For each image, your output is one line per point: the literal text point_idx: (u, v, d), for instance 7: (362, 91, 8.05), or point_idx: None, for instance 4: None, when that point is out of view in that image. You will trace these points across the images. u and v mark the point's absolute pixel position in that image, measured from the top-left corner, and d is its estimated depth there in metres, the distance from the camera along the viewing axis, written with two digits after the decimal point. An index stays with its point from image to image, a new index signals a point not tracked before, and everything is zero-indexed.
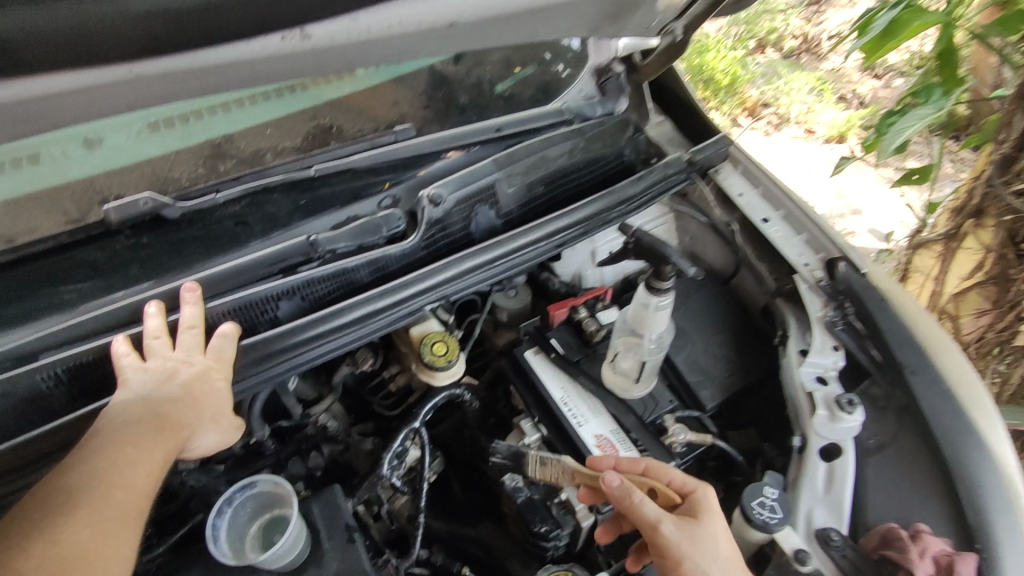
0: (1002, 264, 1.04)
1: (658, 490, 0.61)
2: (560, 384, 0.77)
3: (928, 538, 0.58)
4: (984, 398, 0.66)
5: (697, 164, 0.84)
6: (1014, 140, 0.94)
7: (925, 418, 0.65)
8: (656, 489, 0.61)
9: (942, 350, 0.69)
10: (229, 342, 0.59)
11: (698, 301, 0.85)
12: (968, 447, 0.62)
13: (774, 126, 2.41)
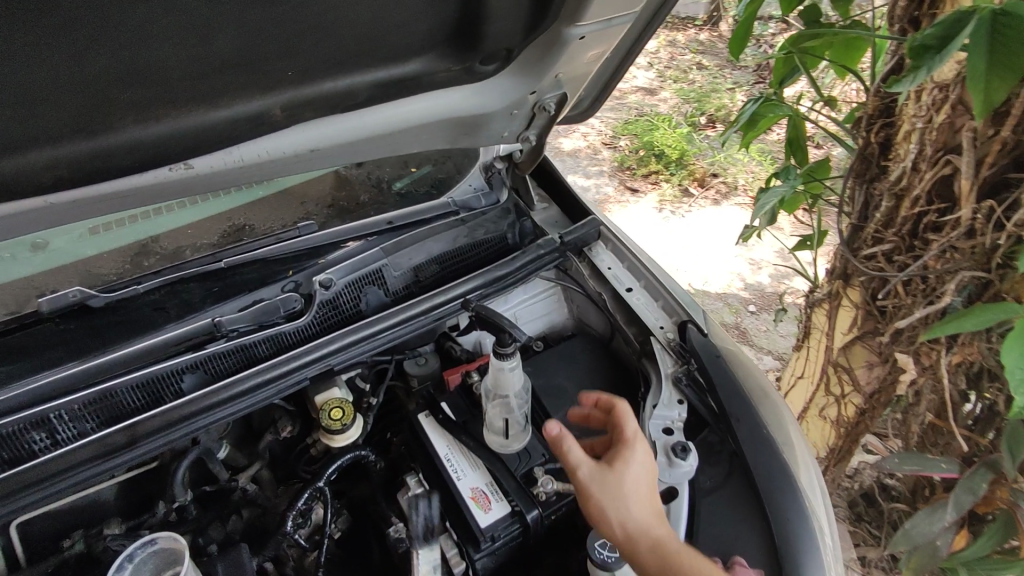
0: (872, 320, 1.16)
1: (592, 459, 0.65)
2: (446, 442, 0.86)
3: (739, 569, 0.66)
4: (796, 442, 0.78)
5: (568, 244, 0.99)
6: (858, 213, 1.11)
7: (745, 460, 0.76)
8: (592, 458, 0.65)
9: (763, 399, 0.81)
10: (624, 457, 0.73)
11: (579, 363, 0.96)
12: (781, 484, 0.73)
13: (720, 196, 2.70)
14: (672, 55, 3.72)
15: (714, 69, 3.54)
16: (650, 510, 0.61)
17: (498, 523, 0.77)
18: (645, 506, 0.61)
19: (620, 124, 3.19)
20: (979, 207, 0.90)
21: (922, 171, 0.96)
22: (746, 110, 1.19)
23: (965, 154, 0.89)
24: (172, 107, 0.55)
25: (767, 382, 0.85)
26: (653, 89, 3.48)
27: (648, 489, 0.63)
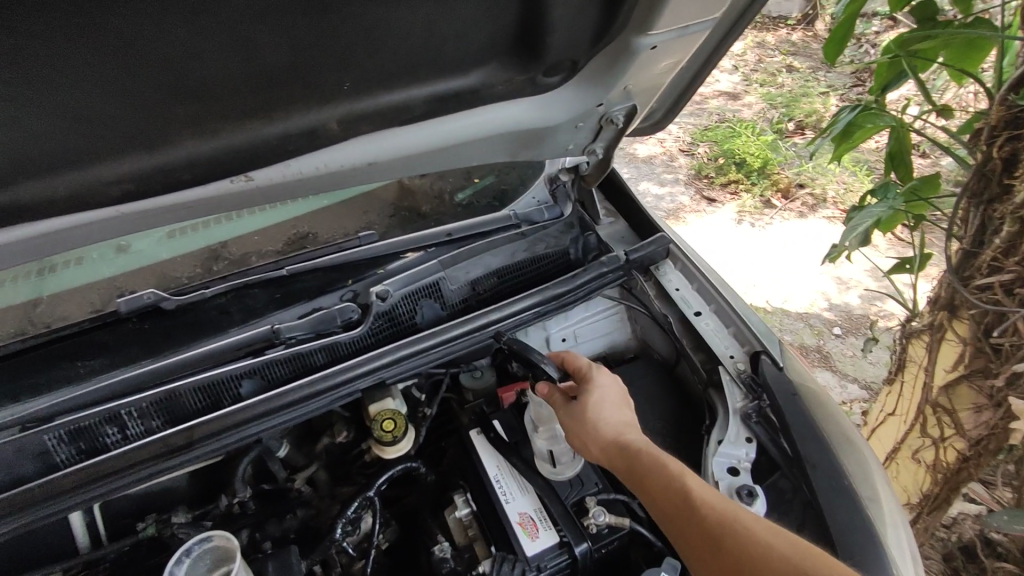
0: (982, 358, 1.03)
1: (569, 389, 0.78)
2: (496, 462, 0.83)
3: None
4: (881, 499, 0.70)
5: (633, 262, 0.93)
6: (971, 237, 0.98)
7: (821, 513, 0.68)
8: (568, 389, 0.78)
9: (843, 446, 0.73)
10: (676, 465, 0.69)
11: (640, 388, 0.90)
12: (862, 545, 0.65)
13: (807, 209, 2.53)
14: (760, 57, 3.54)
15: (806, 72, 3.33)
16: (615, 415, 0.74)
17: (545, 555, 0.73)
18: (612, 418, 0.73)
19: (700, 130, 3.06)
20: None
21: None
22: (842, 119, 1.09)
23: None
24: (227, 123, 0.55)
25: (848, 424, 0.78)
26: (737, 94, 3.32)
27: (612, 399, 0.76)
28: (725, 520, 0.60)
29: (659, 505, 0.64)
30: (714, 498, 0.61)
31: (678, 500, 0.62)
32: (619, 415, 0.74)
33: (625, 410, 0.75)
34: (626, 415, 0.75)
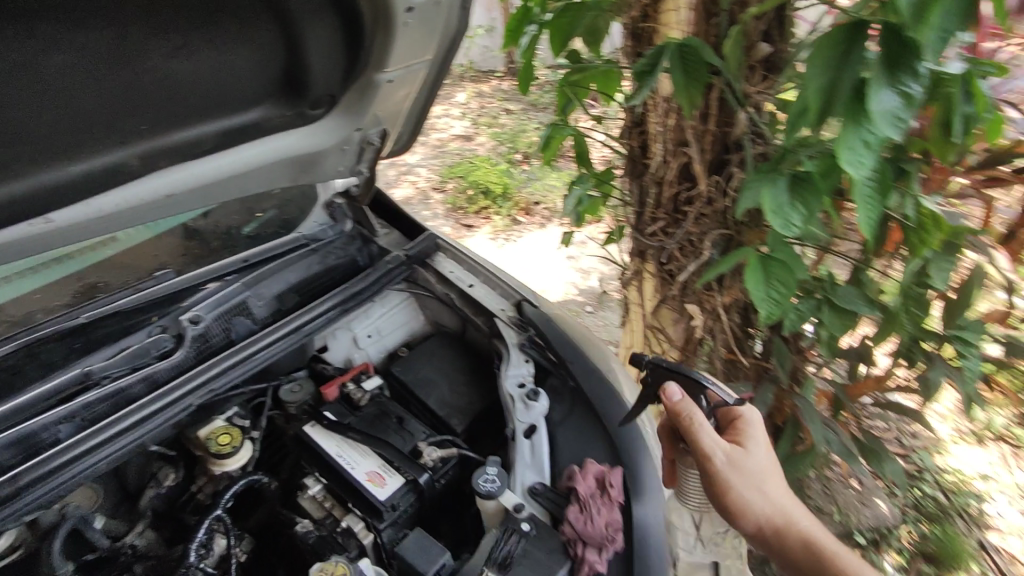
0: (664, 285, 1.46)
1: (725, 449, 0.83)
2: (334, 441, 0.95)
3: (590, 466, 0.85)
4: (615, 371, 1.02)
5: (412, 257, 1.15)
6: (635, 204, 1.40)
7: (583, 391, 0.97)
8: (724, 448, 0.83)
9: (586, 346, 1.04)
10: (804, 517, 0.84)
11: (439, 355, 1.11)
12: (610, 402, 0.95)
13: (545, 219, 3.06)
14: (481, 104, 4.13)
15: (521, 112, 3.99)
16: (776, 487, 0.83)
17: (395, 494, 0.88)
18: (772, 483, 0.83)
19: (447, 169, 3.46)
20: (711, 180, 1.24)
21: (669, 162, 1.28)
22: (542, 135, 1.46)
23: (693, 146, 1.22)
24: (32, 165, 0.63)
25: (589, 336, 1.09)
26: (470, 136, 3.84)
27: (767, 470, 0.83)
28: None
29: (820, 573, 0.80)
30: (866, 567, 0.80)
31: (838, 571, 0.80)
32: (773, 475, 0.84)
33: (777, 466, 0.85)
34: (776, 481, 0.84)
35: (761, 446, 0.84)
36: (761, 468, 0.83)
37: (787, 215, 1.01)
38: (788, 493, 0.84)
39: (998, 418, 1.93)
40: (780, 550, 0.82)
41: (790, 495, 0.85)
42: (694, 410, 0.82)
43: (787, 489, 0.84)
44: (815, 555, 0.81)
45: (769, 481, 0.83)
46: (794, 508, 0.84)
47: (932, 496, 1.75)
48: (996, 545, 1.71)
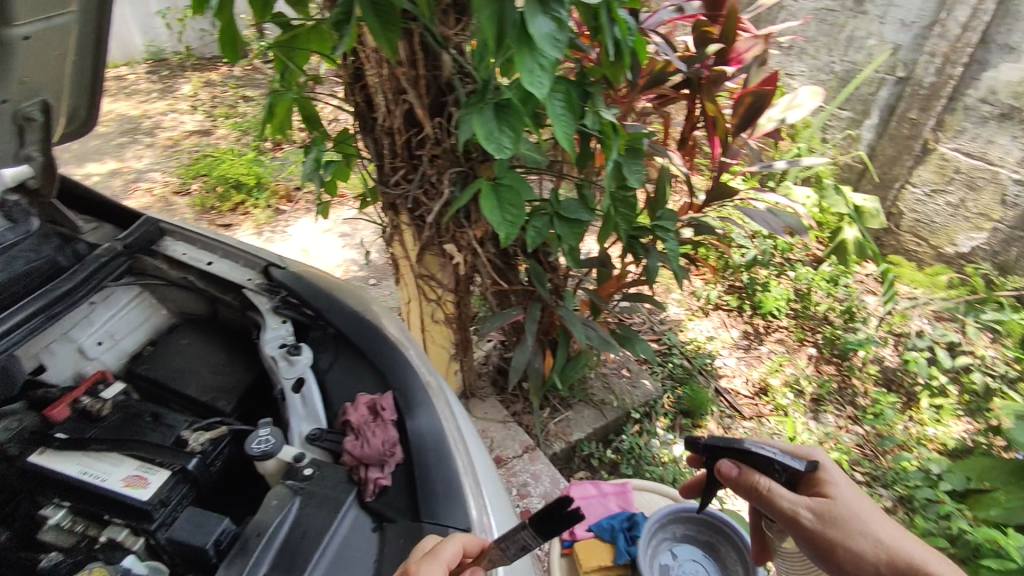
0: (423, 233, 1.55)
1: (810, 504, 0.87)
2: (76, 463, 0.82)
3: (361, 398, 0.89)
4: (373, 310, 1.08)
5: (131, 246, 1.11)
6: (374, 156, 1.45)
7: (345, 334, 1.00)
8: (810, 505, 0.87)
9: (341, 292, 1.09)
10: (906, 540, 0.88)
11: (189, 338, 1.08)
12: (372, 337, 1.01)
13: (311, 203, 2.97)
14: (213, 95, 3.78)
15: (260, 98, 3.75)
16: (861, 514, 0.88)
17: (161, 489, 0.79)
18: (858, 511, 0.87)
19: (185, 167, 3.12)
20: (434, 121, 1.32)
21: (393, 111, 1.34)
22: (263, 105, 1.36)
23: (411, 92, 1.29)
24: None
25: (346, 286, 1.13)
26: (207, 129, 3.49)
27: (854, 503, 0.88)
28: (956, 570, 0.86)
29: None
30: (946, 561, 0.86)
31: None
32: (860, 505, 0.88)
33: (858, 494, 0.90)
34: (863, 508, 0.89)
35: (843, 488, 0.89)
36: (848, 512, 0.87)
37: (499, 141, 1.18)
38: (874, 514, 0.89)
39: (713, 293, 2.63)
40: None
41: (876, 516, 0.89)
42: (758, 477, 0.88)
43: (870, 512, 0.89)
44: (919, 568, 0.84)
45: (856, 513, 0.87)
46: (884, 534, 0.88)
47: (681, 363, 2.35)
48: (727, 387, 2.33)
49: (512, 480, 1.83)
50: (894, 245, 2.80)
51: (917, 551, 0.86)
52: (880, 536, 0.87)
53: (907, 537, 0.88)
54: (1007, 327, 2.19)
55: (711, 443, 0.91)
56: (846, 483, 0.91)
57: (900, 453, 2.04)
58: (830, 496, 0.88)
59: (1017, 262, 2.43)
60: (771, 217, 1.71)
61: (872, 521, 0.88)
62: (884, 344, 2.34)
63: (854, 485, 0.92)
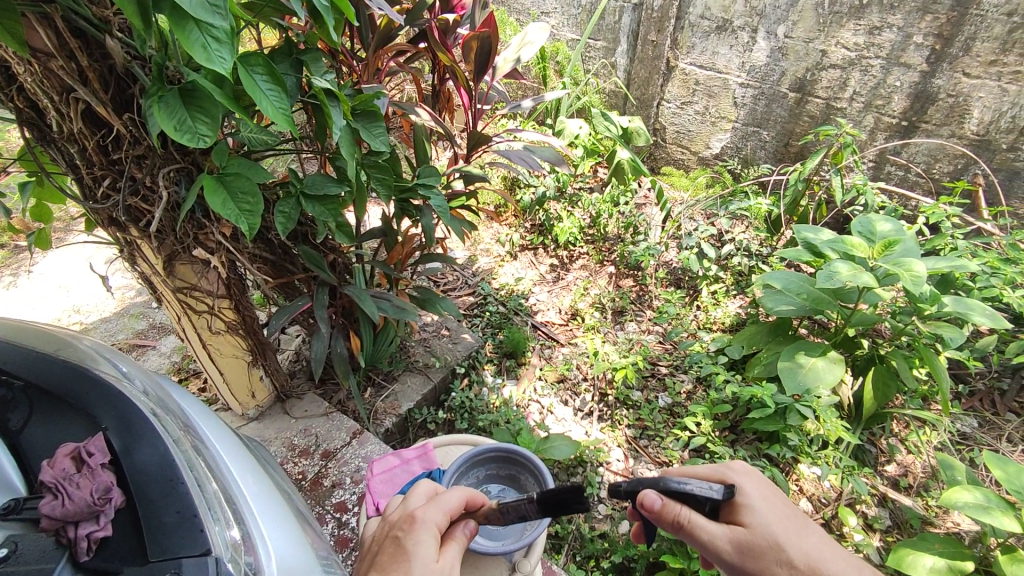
0: (161, 242, 1.39)
1: (728, 538, 0.88)
2: None
3: (62, 452, 0.78)
4: (74, 345, 0.97)
5: None
6: (67, 167, 1.25)
7: (35, 384, 0.88)
8: (728, 538, 0.88)
9: (24, 338, 0.97)
10: (828, 553, 0.90)
11: None
12: (73, 377, 0.89)
13: (60, 232, 2.58)
14: None
15: None
16: (785, 539, 0.88)
17: None
18: (779, 533, 0.88)
19: None
20: (124, 118, 1.16)
21: (67, 113, 1.14)
22: None
23: (80, 87, 1.09)
24: None
25: (41, 333, 1.00)
26: None
27: (776, 529, 0.89)
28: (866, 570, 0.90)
29: None
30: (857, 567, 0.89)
31: None
32: (781, 527, 0.89)
33: (779, 514, 0.91)
34: (785, 531, 0.89)
35: (764, 511, 0.90)
36: (768, 537, 0.87)
37: (192, 129, 1.06)
38: (796, 534, 0.90)
39: (515, 236, 2.77)
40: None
41: (799, 534, 0.90)
42: (679, 509, 0.88)
43: (792, 532, 0.90)
44: None
45: (776, 535, 0.88)
46: (807, 551, 0.89)
47: (497, 309, 2.44)
48: (542, 321, 2.46)
49: (344, 469, 1.76)
50: (665, 157, 3.12)
51: (837, 565, 0.88)
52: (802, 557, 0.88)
53: (827, 548, 0.91)
54: (752, 212, 2.53)
55: (625, 488, 0.92)
56: (770, 504, 0.91)
57: (686, 340, 2.29)
58: (748, 524, 0.89)
59: (755, 154, 2.84)
60: (528, 154, 1.87)
61: (797, 545, 0.89)
62: (666, 248, 2.59)
63: (779, 506, 0.92)
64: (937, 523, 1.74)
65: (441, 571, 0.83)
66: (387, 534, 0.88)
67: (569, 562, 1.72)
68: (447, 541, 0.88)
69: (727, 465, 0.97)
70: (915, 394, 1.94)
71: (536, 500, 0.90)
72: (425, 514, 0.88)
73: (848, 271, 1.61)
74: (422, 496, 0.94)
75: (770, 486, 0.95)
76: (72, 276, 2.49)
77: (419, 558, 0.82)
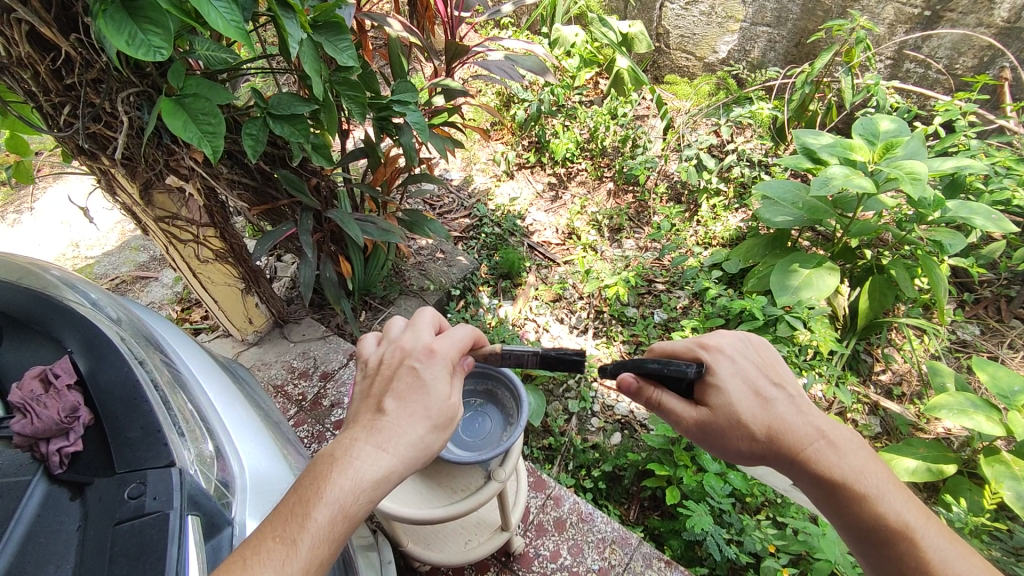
0: (134, 170, 1.37)
1: (690, 415, 0.88)
2: None
3: (32, 374, 0.81)
4: (41, 275, 1.00)
5: None
6: (25, 96, 1.21)
7: (7, 310, 0.91)
8: (691, 416, 0.88)
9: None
10: (794, 424, 0.84)
11: None
12: (43, 301, 0.92)
13: (52, 166, 2.59)
14: None
15: None
16: (752, 414, 0.84)
17: None
18: (744, 409, 0.84)
19: None
20: (71, 40, 1.10)
21: (13, 36, 1.08)
22: None
23: (19, 9, 1.03)
24: None
25: (6, 262, 1.02)
26: None
27: (737, 401, 0.85)
28: (831, 438, 0.83)
29: (810, 470, 0.82)
30: (818, 434, 0.83)
31: (811, 458, 0.82)
32: (747, 401, 0.85)
33: (749, 389, 0.86)
34: (749, 402, 0.85)
35: (733, 388, 0.86)
36: (731, 416, 0.85)
37: (145, 42, 1.00)
38: (764, 406, 0.85)
39: (510, 155, 2.69)
40: (770, 460, 0.85)
41: (769, 406, 0.85)
42: (651, 391, 0.92)
43: (759, 406, 0.85)
44: (790, 453, 0.83)
45: (740, 413, 0.84)
46: (767, 420, 0.84)
47: (492, 231, 2.41)
48: (539, 241, 2.43)
49: (341, 389, 1.82)
50: (669, 64, 2.94)
51: (799, 432, 0.83)
52: (760, 430, 0.83)
53: (795, 413, 0.84)
54: (756, 119, 2.43)
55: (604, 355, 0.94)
56: (737, 375, 0.87)
57: (682, 256, 2.26)
58: (714, 401, 0.86)
59: (764, 57, 2.68)
60: (509, 65, 1.79)
61: (755, 420, 0.84)
62: (666, 161, 2.50)
63: (747, 376, 0.87)
64: (926, 429, 1.75)
65: (451, 409, 0.81)
66: (399, 361, 0.85)
67: (561, 471, 1.78)
68: (454, 373, 0.86)
69: (706, 338, 0.92)
70: (916, 303, 1.91)
71: (539, 354, 0.94)
72: (442, 347, 0.85)
73: (844, 177, 1.53)
74: (430, 329, 0.89)
75: (748, 357, 0.89)
76: (65, 212, 2.51)
77: (434, 394, 0.80)
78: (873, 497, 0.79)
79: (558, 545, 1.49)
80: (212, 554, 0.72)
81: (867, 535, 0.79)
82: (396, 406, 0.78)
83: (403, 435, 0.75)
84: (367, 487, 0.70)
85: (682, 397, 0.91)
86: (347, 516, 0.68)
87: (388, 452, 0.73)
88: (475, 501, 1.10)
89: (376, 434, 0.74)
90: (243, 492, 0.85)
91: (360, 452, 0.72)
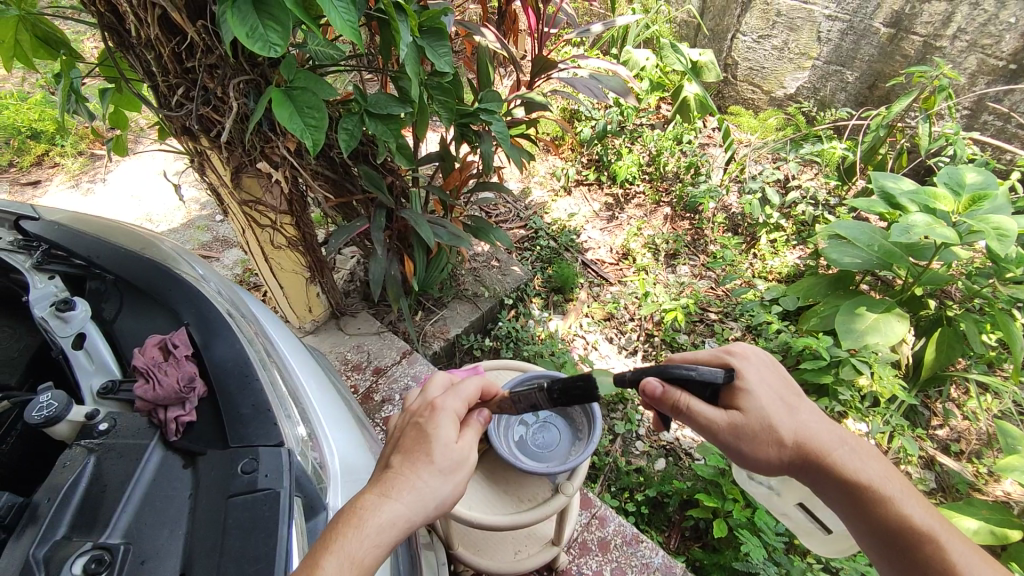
0: (230, 155, 1.42)
1: (722, 419, 0.81)
2: None
3: (151, 343, 0.83)
4: (157, 249, 1.04)
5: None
6: (145, 75, 1.27)
7: (128, 280, 0.95)
8: (724, 420, 0.81)
9: (113, 236, 1.04)
10: (818, 429, 0.84)
11: None
12: (162, 272, 0.96)
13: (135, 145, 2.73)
14: None
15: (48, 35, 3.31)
16: (782, 420, 0.83)
17: None
18: (773, 413, 0.82)
19: None
20: (197, 26, 1.14)
21: (146, 18, 1.13)
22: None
23: None
24: None
25: (122, 233, 1.07)
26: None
27: (766, 403, 0.83)
28: (851, 443, 0.84)
29: (838, 475, 0.81)
30: (840, 440, 0.83)
31: (837, 465, 0.82)
32: (776, 405, 0.83)
33: (776, 395, 0.84)
34: (779, 406, 0.83)
35: (762, 392, 0.83)
36: (764, 420, 0.82)
37: (264, 37, 1.04)
38: (790, 413, 0.84)
39: (570, 171, 2.72)
40: (797, 469, 0.84)
41: (794, 413, 0.84)
42: (678, 396, 0.82)
43: (786, 411, 0.84)
44: (818, 462, 0.82)
45: (772, 418, 0.82)
46: (793, 428, 0.83)
47: (548, 244, 2.43)
48: (593, 259, 2.43)
49: (392, 386, 1.83)
50: (734, 95, 2.96)
51: (823, 441, 0.83)
52: (787, 437, 0.82)
53: (818, 421, 0.85)
54: (824, 158, 2.41)
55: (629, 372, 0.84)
56: (762, 376, 0.85)
57: (740, 288, 2.25)
58: (748, 401, 0.82)
59: (834, 96, 2.67)
60: (593, 83, 1.80)
61: (783, 425, 0.82)
62: (727, 191, 2.51)
63: (773, 384, 0.85)
64: (984, 489, 1.71)
65: (462, 452, 0.78)
66: (406, 422, 0.84)
67: (603, 491, 1.78)
68: (465, 426, 0.83)
69: (729, 344, 0.89)
70: (981, 360, 1.87)
71: (546, 390, 0.91)
72: (445, 400, 0.83)
73: (927, 224, 1.51)
74: (440, 386, 0.89)
75: (772, 365, 0.87)
76: (138, 184, 2.61)
77: (441, 439, 0.77)
78: (896, 500, 0.80)
79: (602, 566, 1.48)
80: (311, 536, 0.74)
81: (893, 539, 0.78)
82: (400, 458, 0.76)
83: (408, 482, 0.73)
84: (372, 533, 0.67)
85: (710, 402, 0.84)
86: (356, 563, 0.64)
87: (391, 499, 0.70)
88: (543, 513, 1.10)
89: (380, 485, 0.73)
90: (335, 478, 0.86)
91: (364, 502, 0.70)
